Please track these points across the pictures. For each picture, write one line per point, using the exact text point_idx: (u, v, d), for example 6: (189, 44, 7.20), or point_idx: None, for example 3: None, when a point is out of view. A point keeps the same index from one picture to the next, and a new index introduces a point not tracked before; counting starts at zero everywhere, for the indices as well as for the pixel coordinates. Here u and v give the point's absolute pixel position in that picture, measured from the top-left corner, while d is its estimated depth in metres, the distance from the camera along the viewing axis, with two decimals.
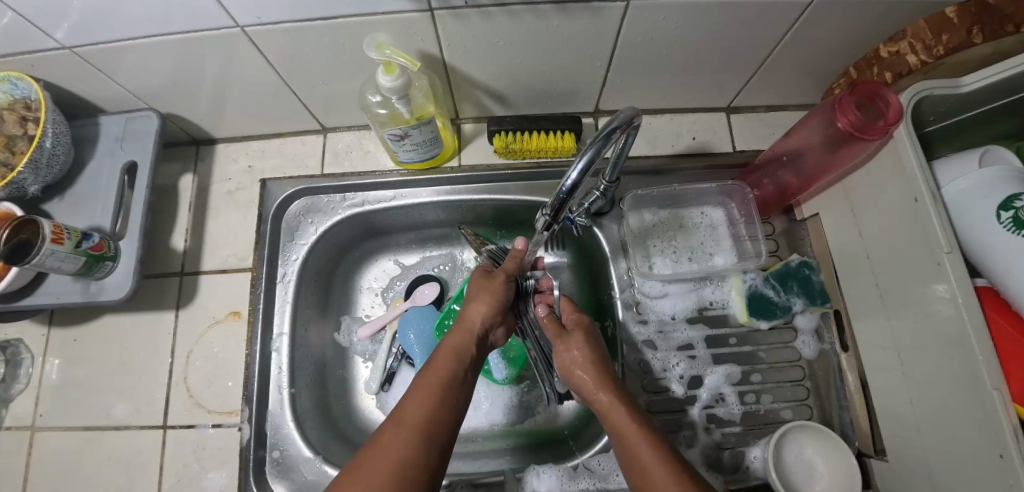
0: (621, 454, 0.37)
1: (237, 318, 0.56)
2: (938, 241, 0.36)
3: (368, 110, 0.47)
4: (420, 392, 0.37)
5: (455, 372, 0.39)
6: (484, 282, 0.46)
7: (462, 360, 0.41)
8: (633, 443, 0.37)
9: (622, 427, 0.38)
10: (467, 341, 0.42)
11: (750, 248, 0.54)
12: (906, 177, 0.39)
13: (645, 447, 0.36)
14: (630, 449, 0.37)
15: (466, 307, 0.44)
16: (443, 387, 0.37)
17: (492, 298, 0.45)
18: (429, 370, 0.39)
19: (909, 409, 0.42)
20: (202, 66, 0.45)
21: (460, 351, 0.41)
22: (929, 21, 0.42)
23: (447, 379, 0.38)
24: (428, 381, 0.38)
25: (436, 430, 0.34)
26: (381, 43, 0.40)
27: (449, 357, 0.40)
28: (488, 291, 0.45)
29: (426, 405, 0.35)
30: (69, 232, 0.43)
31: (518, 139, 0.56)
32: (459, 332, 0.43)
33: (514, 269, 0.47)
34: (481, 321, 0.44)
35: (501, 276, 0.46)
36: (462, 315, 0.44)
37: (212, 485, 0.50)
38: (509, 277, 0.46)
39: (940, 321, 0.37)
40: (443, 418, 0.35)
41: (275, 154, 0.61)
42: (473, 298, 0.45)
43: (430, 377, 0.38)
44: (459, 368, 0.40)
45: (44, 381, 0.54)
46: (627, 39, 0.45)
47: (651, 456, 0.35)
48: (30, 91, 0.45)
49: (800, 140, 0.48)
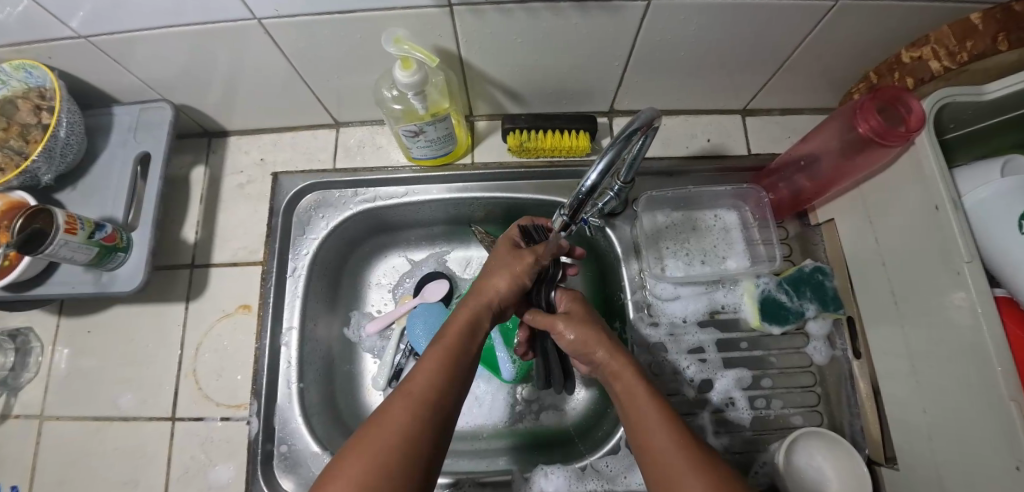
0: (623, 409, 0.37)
1: (246, 311, 0.56)
2: (958, 249, 0.36)
3: (383, 106, 0.47)
4: (428, 365, 0.34)
5: (467, 346, 0.37)
6: (508, 259, 0.43)
7: (475, 335, 0.39)
8: (636, 400, 0.36)
9: (627, 384, 0.38)
10: (482, 314, 0.40)
11: (764, 252, 0.54)
12: (927, 184, 0.38)
13: (649, 404, 0.35)
14: (643, 422, 0.34)
15: (488, 279, 0.42)
16: (450, 361, 0.35)
17: (517, 277, 0.42)
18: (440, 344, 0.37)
19: (921, 417, 0.42)
20: (215, 57, 0.45)
21: (475, 325, 0.39)
22: (953, 26, 0.42)
23: (455, 352, 0.36)
24: (434, 356, 0.35)
25: (442, 405, 0.33)
26: (400, 37, 0.39)
27: (462, 329, 0.38)
28: (511, 268, 0.43)
29: (433, 378, 0.34)
30: (82, 223, 0.43)
31: (532, 137, 0.55)
32: (476, 301, 0.41)
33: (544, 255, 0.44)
34: (500, 296, 0.42)
35: (529, 258, 0.43)
36: (481, 288, 0.42)
37: (219, 478, 0.50)
38: (537, 261, 0.43)
39: (958, 330, 0.37)
40: (449, 392, 0.34)
41: (287, 147, 0.61)
42: (493, 273, 0.42)
43: (439, 350, 0.36)
44: (471, 341, 0.38)
45: (53, 370, 0.54)
46: (645, 40, 0.44)
47: (667, 437, 0.32)
48: (45, 79, 0.45)
49: (820, 144, 0.47)
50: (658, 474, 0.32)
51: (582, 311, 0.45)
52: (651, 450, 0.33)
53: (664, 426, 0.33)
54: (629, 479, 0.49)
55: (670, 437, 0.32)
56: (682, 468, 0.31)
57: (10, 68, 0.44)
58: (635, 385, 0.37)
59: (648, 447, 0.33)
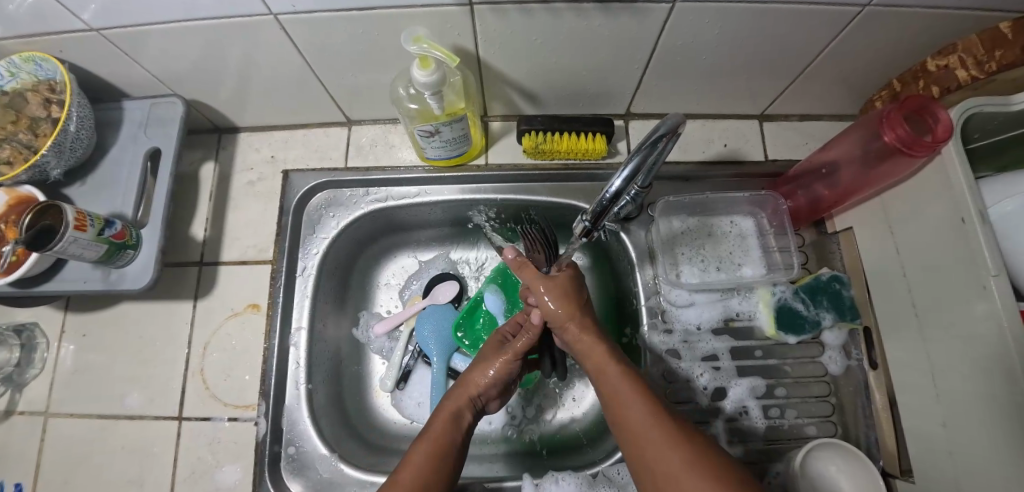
0: (600, 391, 0.39)
1: (255, 310, 0.55)
2: (984, 262, 0.35)
3: (399, 104, 0.46)
4: (417, 457, 0.36)
5: (453, 438, 0.38)
6: (490, 354, 0.46)
7: (460, 430, 0.40)
8: (611, 382, 0.38)
9: (601, 365, 0.39)
10: (465, 408, 0.42)
11: (780, 260, 0.54)
12: (953, 195, 0.38)
13: (622, 386, 0.37)
14: (618, 403, 0.36)
15: (472, 371, 0.44)
16: (440, 451, 0.37)
17: (498, 371, 0.44)
18: (427, 435, 0.38)
19: (940, 431, 0.41)
20: (228, 51, 0.44)
21: (458, 422, 0.40)
22: (982, 35, 0.41)
23: (442, 443, 0.37)
24: (423, 445, 0.37)
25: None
26: (420, 36, 0.38)
27: (446, 425, 0.39)
28: (492, 361, 0.45)
29: (422, 471, 0.35)
30: (92, 219, 0.43)
31: (547, 139, 0.54)
32: (458, 396, 0.42)
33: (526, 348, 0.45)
34: (482, 390, 0.44)
35: (510, 354, 0.45)
36: (463, 382, 0.44)
37: (225, 479, 0.50)
38: (517, 359, 0.45)
39: (982, 346, 0.36)
40: (438, 482, 0.35)
41: (298, 145, 0.60)
42: (477, 368, 0.45)
43: (426, 442, 0.37)
44: (455, 435, 0.39)
45: (59, 366, 0.54)
46: (667, 43, 0.43)
47: (642, 417, 0.34)
48: (55, 72, 0.44)
49: (841, 152, 0.47)
50: (637, 450, 0.33)
51: (567, 281, 0.45)
52: (628, 428, 0.34)
53: (638, 405, 0.35)
54: None
55: (645, 414, 0.34)
56: (658, 442, 0.32)
57: (20, 60, 0.43)
58: (609, 365, 0.39)
59: (626, 428, 0.35)
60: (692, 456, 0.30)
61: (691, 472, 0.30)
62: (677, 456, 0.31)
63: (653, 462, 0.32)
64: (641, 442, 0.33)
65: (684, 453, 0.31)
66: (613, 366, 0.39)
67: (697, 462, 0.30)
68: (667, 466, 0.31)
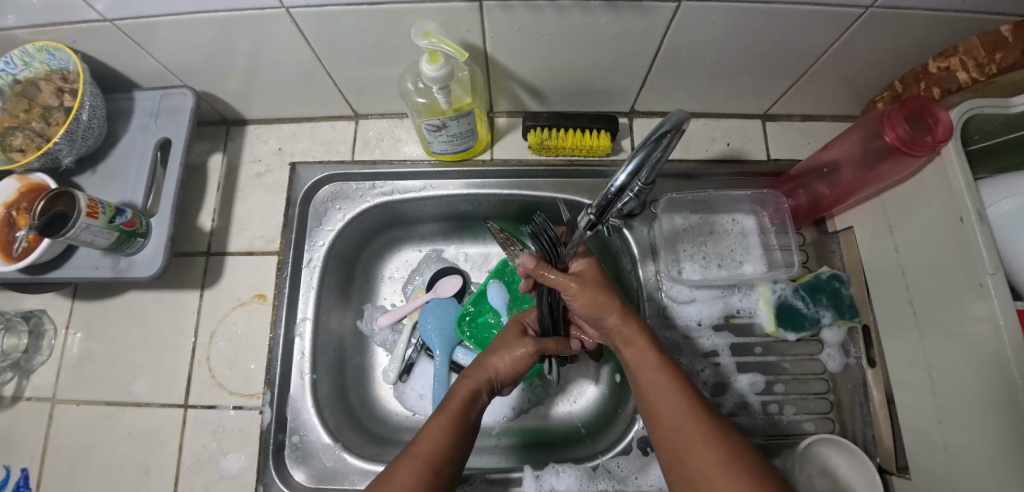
0: (633, 378, 0.40)
1: (261, 300, 0.56)
2: (981, 261, 0.36)
3: (407, 99, 0.47)
4: (433, 430, 0.37)
5: (468, 416, 0.39)
6: (512, 341, 0.46)
7: (474, 408, 0.41)
8: (648, 372, 0.39)
9: (637, 353, 0.40)
10: (480, 386, 0.43)
11: (781, 258, 0.54)
12: (951, 196, 0.38)
13: (659, 377, 0.38)
14: (654, 395, 0.37)
15: (490, 353, 0.46)
16: (454, 426, 0.37)
17: (516, 359, 0.45)
18: (443, 409, 0.39)
19: (935, 428, 0.42)
20: (238, 44, 0.44)
21: (473, 402, 0.41)
22: (983, 38, 0.41)
23: (458, 420, 0.38)
24: (441, 419, 0.38)
25: (448, 465, 0.35)
26: (429, 30, 0.39)
27: (463, 402, 0.40)
28: (512, 349, 0.45)
29: (438, 442, 0.36)
30: (103, 207, 0.43)
31: (553, 136, 0.55)
32: (475, 377, 0.43)
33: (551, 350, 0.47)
34: (498, 374, 0.45)
35: (531, 346, 0.45)
36: (482, 363, 0.45)
37: (229, 467, 0.50)
38: (537, 352, 0.45)
39: (978, 343, 0.37)
40: (452, 456, 0.36)
41: (305, 138, 0.61)
42: (495, 352, 0.46)
43: (444, 417, 0.38)
44: (472, 414, 0.40)
45: (67, 353, 0.54)
46: (673, 41, 0.44)
47: (679, 413, 0.35)
48: (68, 61, 0.45)
49: (841, 152, 0.48)
50: (669, 444, 0.35)
51: (594, 275, 0.45)
52: (663, 420, 0.36)
53: (675, 399, 0.36)
54: (641, 480, 0.49)
55: (681, 409, 0.35)
56: (694, 439, 0.33)
57: (34, 49, 0.44)
58: (646, 355, 0.40)
59: (660, 418, 0.36)
60: (726, 455, 0.32)
61: (724, 471, 0.31)
62: (712, 455, 0.32)
63: (686, 457, 0.33)
64: (674, 436, 0.35)
65: (720, 451, 0.32)
66: (651, 355, 0.40)
67: (732, 460, 0.32)
68: (702, 463, 0.32)
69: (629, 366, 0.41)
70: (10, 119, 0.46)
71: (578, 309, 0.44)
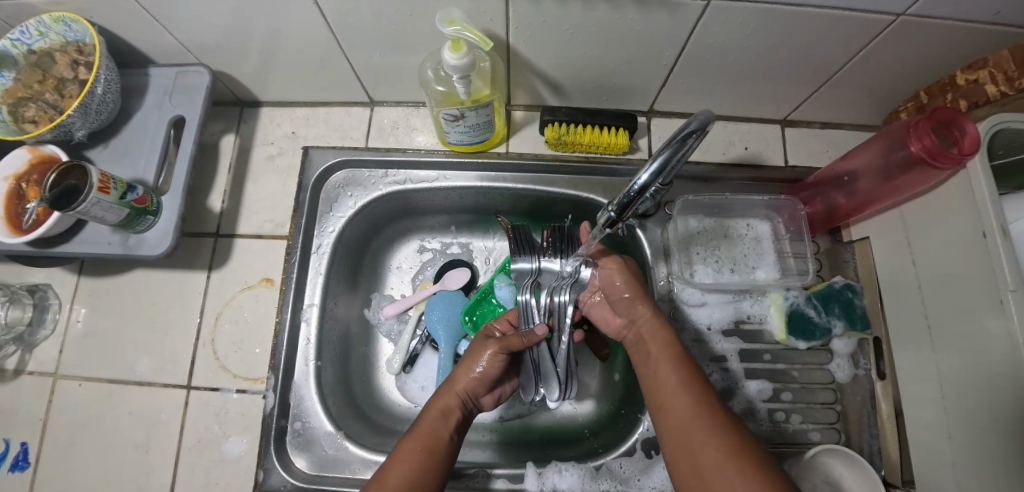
0: (647, 373, 0.41)
1: (269, 284, 0.55)
2: (1003, 277, 0.35)
3: (426, 87, 0.46)
4: (405, 453, 0.37)
5: (442, 436, 0.39)
6: (477, 347, 0.47)
7: (449, 426, 0.41)
8: (661, 368, 0.39)
9: (654, 349, 0.41)
10: (454, 402, 0.43)
11: (794, 265, 0.54)
12: (975, 210, 0.37)
13: (671, 374, 0.38)
14: (667, 392, 0.37)
15: (459, 367, 0.45)
16: (430, 450, 0.38)
17: (486, 366, 0.45)
18: (418, 429, 0.39)
19: (945, 444, 0.42)
20: (257, 23, 0.44)
21: (447, 419, 0.41)
22: (1014, 51, 0.41)
23: (432, 444, 0.38)
24: (416, 439, 0.38)
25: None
26: (454, 17, 0.37)
27: (435, 421, 0.40)
28: (477, 356, 0.46)
29: (410, 468, 0.36)
30: (114, 183, 0.43)
31: (570, 132, 0.55)
32: (447, 393, 0.43)
33: (513, 345, 0.46)
34: (471, 385, 0.44)
35: (495, 346, 0.46)
36: (452, 378, 0.45)
37: (232, 450, 0.50)
38: (502, 351, 0.46)
39: (994, 358, 0.36)
40: (427, 483, 0.36)
41: (319, 123, 0.60)
42: (463, 362, 0.46)
43: (417, 439, 0.38)
44: (446, 432, 0.40)
45: (71, 328, 0.54)
46: (699, 41, 0.43)
47: (688, 411, 0.35)
48: (84, 34, 0.44)
49: (861, 162, 0.47)
50: (677, 441, 0.34)
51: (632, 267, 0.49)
52: (675, 412, 0.36)
53: (687, 395, 0.36)
54: (643, 482, 0.49)
55: (694, 405, 0.35)
56: (701, 435, 0.33)
57: (51, 20, 0.43)
58: (661, 354, 0.40)
59: (670, 412, 0.36)
60: (736, 455, 0.31)
61: (731, 465, 0.31)
62: (721, 453, 0.31)
63: (696, 452, 0.33)
64: (683, 431, 0.34)
65: (727, 448, 0.32)
66: (665, 354, 0.40)
67: (739, 456, 0.31)
68: (710, 459, 0.32)
69: (647, 360, 0.42)
70: (23, 89, 0.46)
71: (614, 292, 0.48)
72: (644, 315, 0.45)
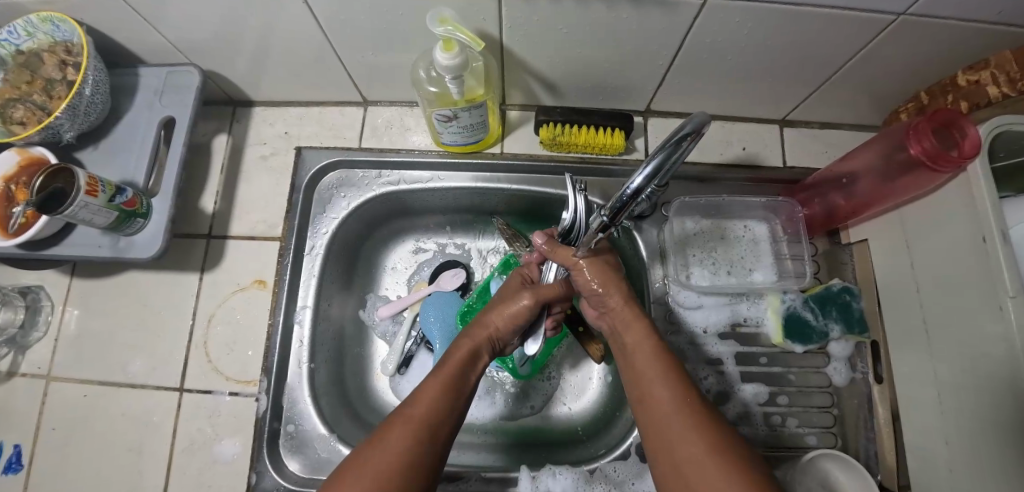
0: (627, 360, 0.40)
1: (261, 286, 0.55)
2: (1003, 282, 0.34)
3: (418, 87, 0.45)
4: (431, 388, 0.36)
5: (466, 378, 0.39)
6: (511, 295, 0.45)
7: (473, 367, 0.40)
8: (641, 358, 0.39)
9: (632, 339, 0.41)
10: (481, 345, 0.42)
11: (792, 268, 0.53)
12: (976, 214, 0.36)
13: (651, 364, 0.38)
14: (645, 381, 0.37)
15: (489, 313, 0.44)
16: (452, 386, 0.37)
17: (520, 312, 0.44)
18: (444, 366, 0.39)
19: (942, 449, 0.41)
20: (247, 23, 0.43)
21: (471, 361, 0.41)
22: (1017, 52, 0.40)
23: (455, 382, 0.38)
24: (440, 375, 0.38)
25: (444, 431, 0.34)
26: (446, 17, 0.37)
27: (462, 362, 0.40)
28: (511, 304, 0.45)
29: (434, 401, 0.35)
30: (103, 185, 0.42)
31: (566, 132, 0.54)
32: (476, 336, 0.43)
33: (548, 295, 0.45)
34: (499, 331, 0.44)
35: (531, 296, 0.44)
36: (482, 322, 0.44)
37: (225, 453, 0.50)
38: (539, 301, 0.45)
39: (993, 365, 0.35)
40: (449, 417, 0.35)
41: (313, 122, 0.60)
42: (493, 308, 0.45)
43: (443, 376, 0.38)
44: (468, 375, 0.39)
45: (63, 329, 0.54)
46: (696, 40, 0.43)
47: (668, 403, 0.34)
48: (72, 34, 0.43)
49: (860, 163, 0.47)
50: (656, 433, 0.34)
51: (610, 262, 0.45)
52: (654, 405, 0.35)
53: (667, 386, 0.35)
54: (638, 485, 0.49)
55: (673, 396, 0.35)
56: (681, 425, 0.33)
57: (38, 20, 0.42)
58: (641, 342, 0.40)
59: (649, 404, 0.36)
60: (716, 448, 0.31)
61: (711, 457, 0.30)
62: (701, 445, 0.31)
63: (673, 446, 0.32)
64: (662, 423, 0.34)
65: (707, 441, 0.31)
66: (646, 344, 0.39)
67: (717, 450, 0.31)
68: (689, 452, 0.31)
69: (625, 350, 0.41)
70: (11, 90, 0.45)
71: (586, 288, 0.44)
72: (618, 303, 0.43)
